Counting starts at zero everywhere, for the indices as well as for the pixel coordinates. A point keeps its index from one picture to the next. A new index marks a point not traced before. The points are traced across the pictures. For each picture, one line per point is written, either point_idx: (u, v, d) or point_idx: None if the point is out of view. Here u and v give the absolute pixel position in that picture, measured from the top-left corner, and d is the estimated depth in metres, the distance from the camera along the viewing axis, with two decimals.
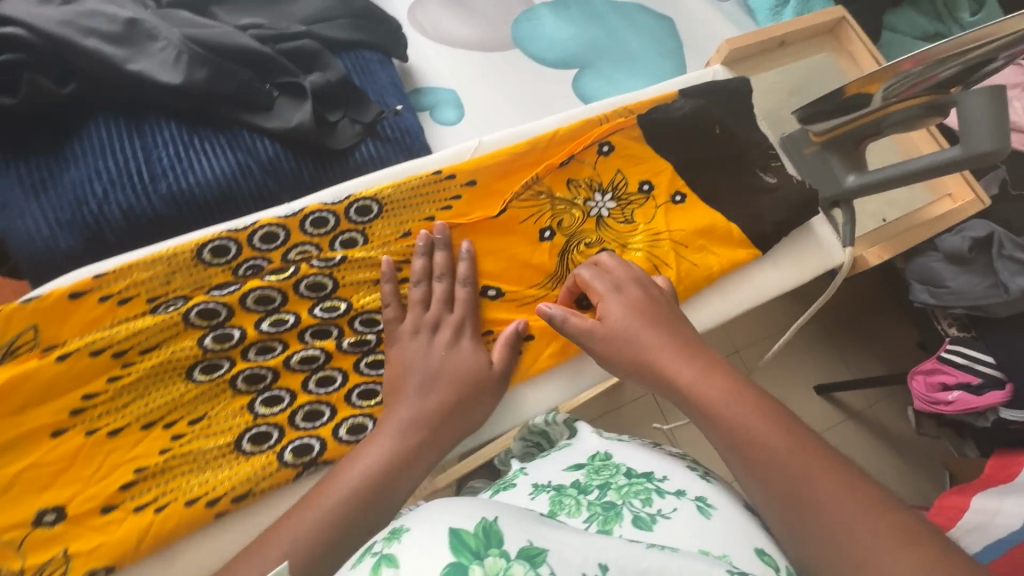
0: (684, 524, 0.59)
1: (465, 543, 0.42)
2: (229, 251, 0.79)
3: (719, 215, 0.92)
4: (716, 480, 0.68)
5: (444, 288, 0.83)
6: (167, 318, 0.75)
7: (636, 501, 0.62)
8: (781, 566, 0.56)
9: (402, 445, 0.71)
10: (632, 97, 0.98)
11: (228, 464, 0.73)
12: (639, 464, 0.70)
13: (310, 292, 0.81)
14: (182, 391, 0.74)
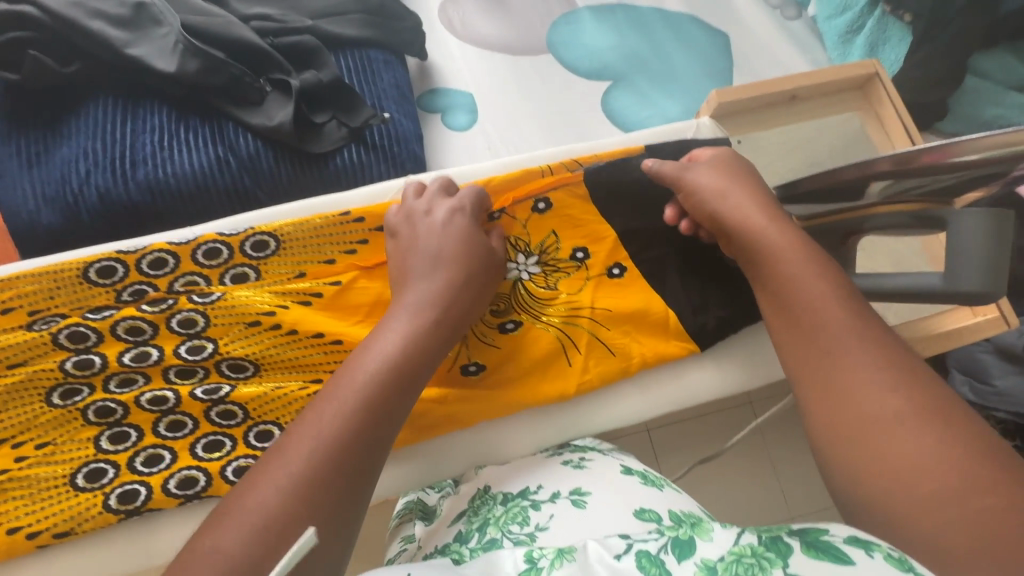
0: (567, 523, 0.55)
1: None
2: (115, 271, 0.68)
3: (655, 298, 0.80)
4: (593, 462, 0.68)
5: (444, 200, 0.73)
6: (34, 335, 0.65)
7: (514, 526, 0.57)
8: (663, 515, 0.54)
9: (394, 366, 0.58)
10: (583, 150, 0.85)
11: (59, 500, 0.63)
12: (513, 482, 0.66)
13: (179, 326, 0.68)
14: (32, 411, 0.64)
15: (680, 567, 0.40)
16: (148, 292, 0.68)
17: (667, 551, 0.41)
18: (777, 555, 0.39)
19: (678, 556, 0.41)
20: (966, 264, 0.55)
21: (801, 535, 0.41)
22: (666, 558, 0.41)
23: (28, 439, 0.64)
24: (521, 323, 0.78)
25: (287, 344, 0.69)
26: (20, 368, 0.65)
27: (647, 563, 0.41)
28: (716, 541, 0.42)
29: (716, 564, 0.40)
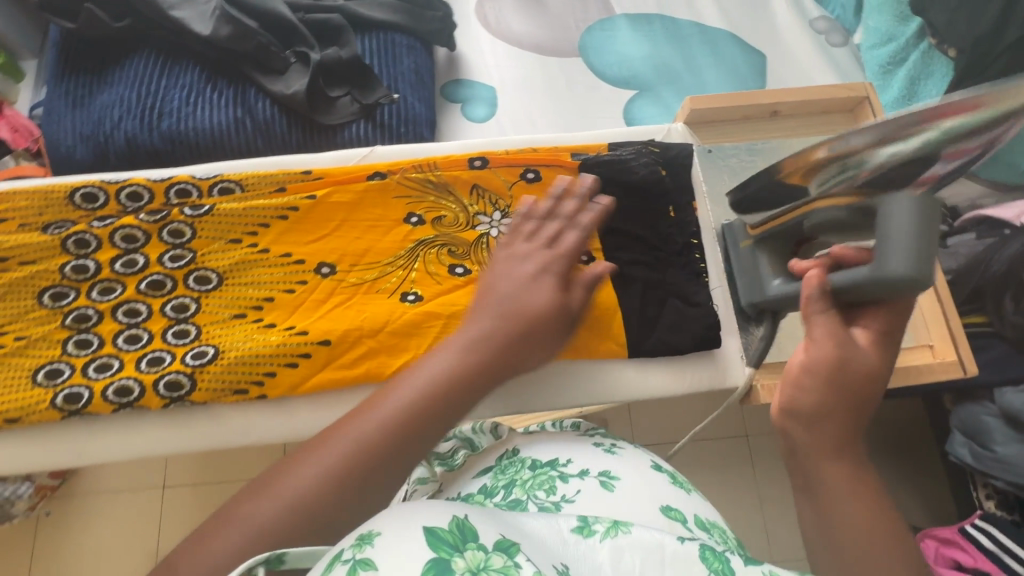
0: (596, 501, 0.53)
1: (441, 538, 0.33)
2: (98, 198, 0.63)
3: (610, 299, 0.63)
4: (625, 450, 0.62)
5: (563, 225, 0.58)
6: (47, 238, 0.61)
7: (541, 492, 0.55)
8: (688, 518, 0.53)
9: (496, 348, 0.48)
10: (556, 137, 0.69)
11: (14, 394, 0.57)
12: (543, 448, 0.62)
13: (168, 235, 0.62)
14: (16, 308, 0.60)
15: (744, 570, 0.40)
16: (148, 199, 0.63)
17: (734, 553, 0.41)
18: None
19: (745, 560, 0.41)
20: (893, 248, 0.49)
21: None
22: (729, 558, 0.41)
23: (12, 331, 0.59)
24: (472, 272, 0.63)
25: (254, 263, 0.62)
26: (19, 265, 0.61)
27: (710, 557, 0.40)
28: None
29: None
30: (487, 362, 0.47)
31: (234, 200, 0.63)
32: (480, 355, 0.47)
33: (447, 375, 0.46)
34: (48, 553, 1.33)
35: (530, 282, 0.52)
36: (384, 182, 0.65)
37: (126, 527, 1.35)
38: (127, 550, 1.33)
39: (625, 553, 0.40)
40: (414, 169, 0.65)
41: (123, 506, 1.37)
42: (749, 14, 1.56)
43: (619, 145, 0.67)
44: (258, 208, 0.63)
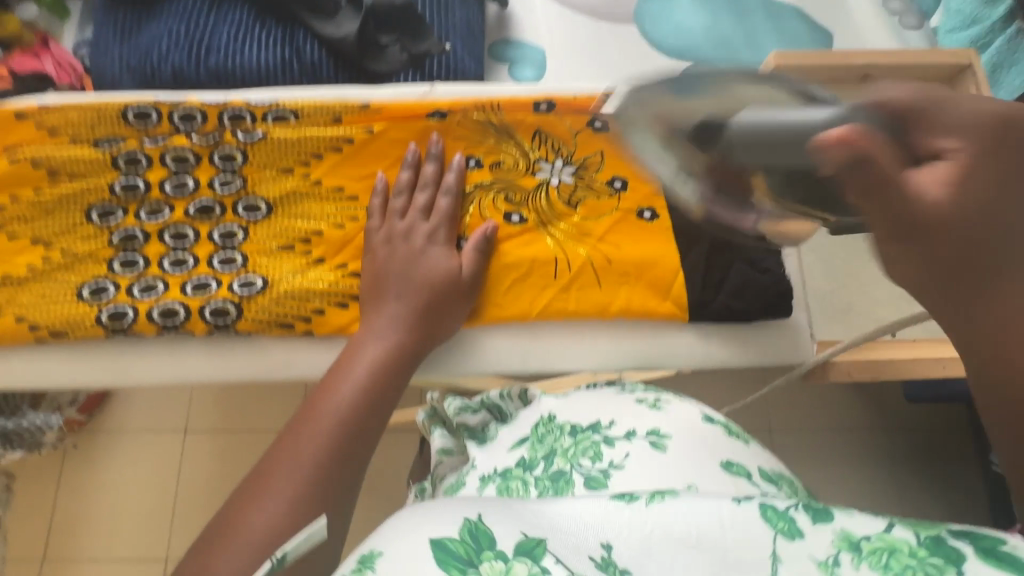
0: (648, 467, 0.49)
1: (452, 554, 0.29)
2: (150, 117, 0.61)
3: (674, 260, 0.60)
4: (671, 404, 0.57)
5: (433, 196, 0.60)
6: (97, 154, 0.60)
7: (585, 460, 0.51)
8: (750, 474, 0.51)
9: (415, 326, 0.54)
10: (628, 86, 0.65)
11: (59, 308, 0.55)
12: (580, 409, 0.56)
13: (219, 160, 0.60)
14: (65, 222, 0.59)
15: (814, 531, 0.32)
16: (199, 121, 0.61)
17: (800, 509, 0.33)
18: (946, 561, 0.29)
19: (814, 518, 0.32)
20: None
21: (969, 537, 0.30)
22: (797, 517, 0.32)
23: (59, 245, 0.58)
24: (530, 222, 0.60)
25: (305, 195, 0.60)
26: (68, 179, 0.60)
27: (773, 517, 0.33)
28: (860, 515, 0.32)
29: (861, 541, 0.31)
30: (410, 342, 0.54)
31: (288, 128, 0.61)
32: (406, 335, 0.54)
33: (380, 358, 0.51)
34: (74, 485, 1.36)
35: (422, 259, 0.57)
36: (444, 121, 0.62)
37: (149, 466, 1.38)
38: (149, 489, 1.36)
39: (677, 524, 0.33)
40: (476, 109, 0.62)
41: (146, 446, 1.39)
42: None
43: None
44: (313, 139, 0.61)
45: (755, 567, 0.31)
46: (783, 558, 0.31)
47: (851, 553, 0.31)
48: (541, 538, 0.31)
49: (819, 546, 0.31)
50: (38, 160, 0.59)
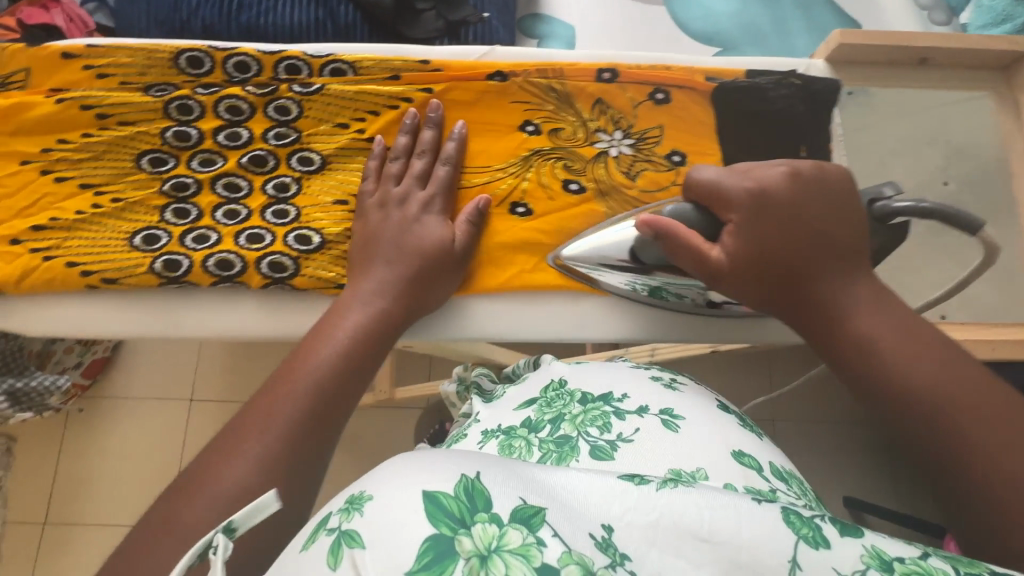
0: (663, 448, 0.46)
1: (444, 509, 0.26)
2: (203, 64, 0.59)
3: None
4: (686, 386, 0.56)
5: (431, 164, 0.59)
6: (149, 99, 0.58)
7: (593, 430, 0.49)
8: (761, 466, 0.48)
9: (400, 293, 0.53)
10: (690, 57, 0.63)
11: (111, 254, 0.54)
12: (594, 378, 0.55)
13: (272, 111, 0.59)
14: (116, 167, 0.57)
15: (841, 544, 0.27)
16: (255, 71, 0.59)
17: (827, 518, 0.28)
18: None
19: (842, 530, 0.28)
20: None
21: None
22: (823, 525, 0.28)
23: (109, 191, 0.57)
24: (588, 191, 0.59)
25: (361, 153, 0.59)
26: (118, 124, 0.58)
27: (796, 521, 0.28)
28: (891, 537, 0.28)
29: (896, 560, 0.27)
30: (395, 310, 0.53)
31: (346, 82, 0.60)
32: (391, 302, 0.53)
33: (359, 326, 0.51)
34: (79, 448, 1.39)
35: (415, 227, 0.56)
36: (505, 84, 0.60)
37: (152, 433, 1.41)
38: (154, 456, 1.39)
39: (685, 509, 0.29)
40: (537, 74, 0.61)
41: (151, 414, 1.42)
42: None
43: (758, 73, 0.62)
44: (370, 96, 0.59)
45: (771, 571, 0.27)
46: (803, 566, 0.27)
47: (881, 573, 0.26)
48: (539, 508, 0.27)
49: (846, 560, 0.27)
50: (87, 103, 0.58)
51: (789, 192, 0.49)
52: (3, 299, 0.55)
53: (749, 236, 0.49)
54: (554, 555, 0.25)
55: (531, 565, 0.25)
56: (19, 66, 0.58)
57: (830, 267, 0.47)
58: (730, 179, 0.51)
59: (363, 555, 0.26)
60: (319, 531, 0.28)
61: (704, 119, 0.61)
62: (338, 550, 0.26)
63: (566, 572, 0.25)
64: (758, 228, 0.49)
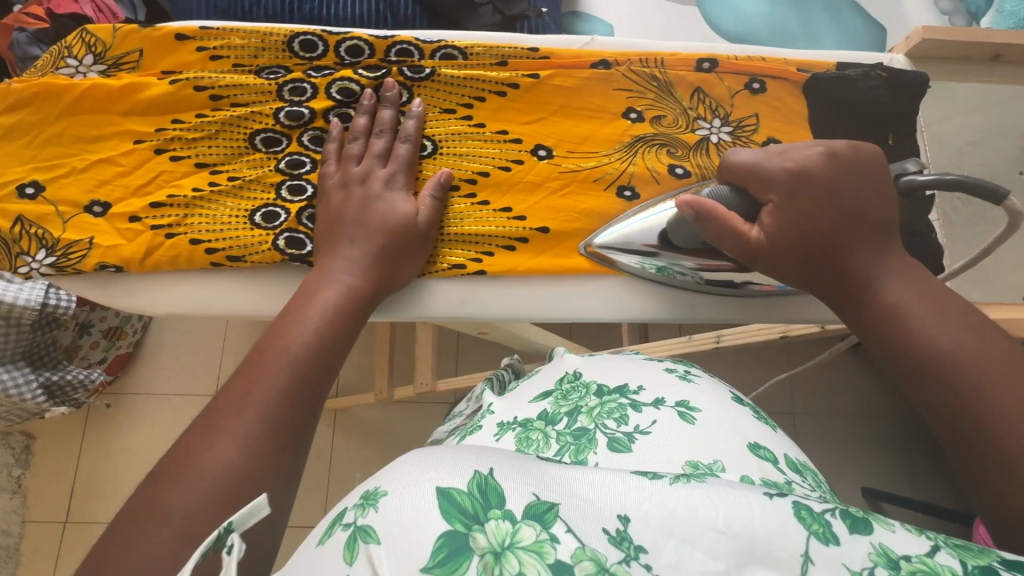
0: (676, 437, 0.46)
1: (457, 505, 0.27)
2: (316, 48, 0.60)
3: None
4: (702, 379, 0.54)
5: (391, 142, 0.58)
6: (262, 80, 0.58)
7: (610, 423, 0.48)
8: (779, 459, 0.47)
9: (370, 271, 0.53)
10: (778, 50, 0.66)
11: (232, 232, 0.55)
12: (607, 371, 0.54)
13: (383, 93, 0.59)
14: (230, 145, 0.57)
15: (851, 540, 0.26)
16: (367, 55, 0.60)
17: (837, 514, 0.27)
18: None
19: (851, 527, 0.26)
20: None
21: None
22: (833, 522, 0.27)
23: (224, 170, 0.57)
24: (691, 176, 0.61)
25: (470, 135, 0.60)
26: (231, 105, 0.58)
27: (807, 517, 0.27)
28: (902, 530, 0.27)
29: (902, 559, 0.25)
30: (367, 287, 0.52)
31: (456, 67, 0.61)
32: (361, 279, 0.52)
33: (335, 302, 0.50)
34: (103, 442, 1.37)
35: (376, 203, 0.55)
36: (609, 72, 0.62)
37: (175, 430, 1.39)
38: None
39: (698, 505, 0.28)
40: (641, 63, 0.63)
41: (174, 410, 1.40)
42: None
43: (847, 65, 0.65)
44: (480, 81, 0.61)
45: (784, 565, 0.26)
46: (815, 560, 0.25)
47: (889, 571, 0.25)
48: (553, 504, 0.27)
49: (855, 557, 0.25)
50: (201, 83, 0.58)
51: (828, 171, 0.51)
52: (123, 276, 0.55)
53: (792, 216, 0.50)
54: (567, 552, 0.25)
55: (545, 561, 0.25)
56: (133, 45, 0.59)
57: (867, 246, 0.48)
58: (770, 162, 0.52)
59: (379, 550, 0.26)
60: (335, 526, 0.29)
61: (797, 109, 0.64)
62: (354, 544, 0.27)
63: (580, 569, 0.25)
64: (801, 207, 0.50)
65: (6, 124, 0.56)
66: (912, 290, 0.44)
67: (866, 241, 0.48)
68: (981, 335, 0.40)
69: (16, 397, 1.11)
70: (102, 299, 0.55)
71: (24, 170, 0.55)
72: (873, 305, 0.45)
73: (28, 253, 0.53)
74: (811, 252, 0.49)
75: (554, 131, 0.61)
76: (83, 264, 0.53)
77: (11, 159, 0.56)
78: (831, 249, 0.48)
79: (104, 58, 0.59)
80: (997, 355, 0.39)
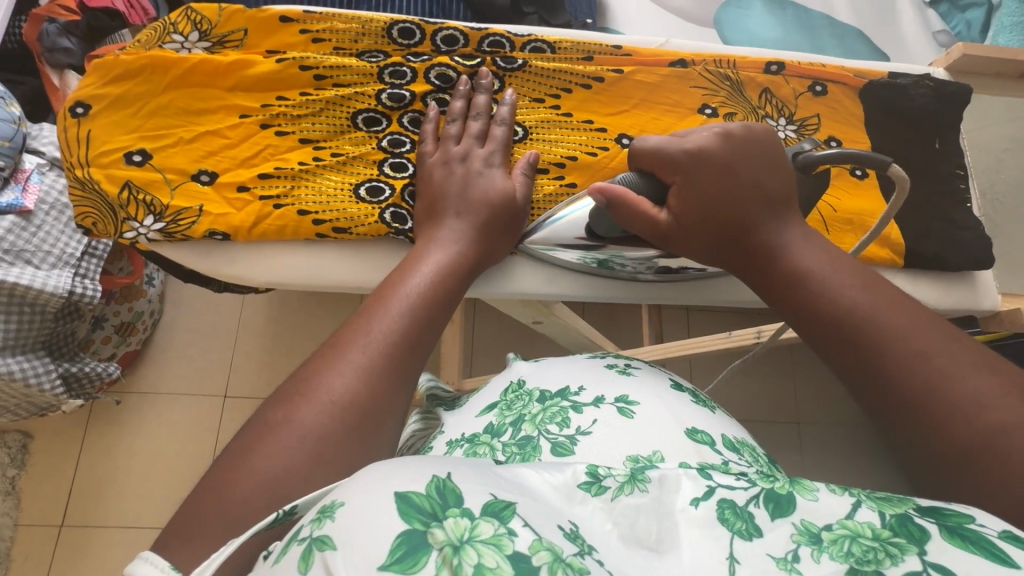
0: (619, 437, 0.45)
1: (417, 507, 0.26)
2: (414, 36, 0.63)
3: (884, 213, 0.66)
4: (641, 369, 0.54)
5: (487, 124, 0.60)
6: (364, 64, 0.61)
7: (553, 427, 0.47)
8: (718, 441, 0.46)
9: (475, 241, 0.55)
10: (834, 60, 0.71)
11: (339, 204, 0.56)
12: (552, 375, 0.53)
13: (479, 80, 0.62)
14: (334, 124, 0.59)
15: (772, 528, 0.29)
16: (461, 44, 0.64)
17: (758, 504, 0.30)
18: (909, 540, 0.27)
19: (773, 513, 0.30)
20: None
21: (937, 515, 0.28)
22: (756, 513, 0.30)
23: (328, 147, 0.59)
24: None
25: (559, 124, 0.64)
26: (334, 85, 0.60)
27: (731, 516, 0.30)
28: (823, 497, 0.30)
29: (822, 530, 0.29)
30: (472, 255, 0.54)
31: (546, 60, 0.64)
32: (466, 248, 0.54)
33: (443, 266, 0.52)
34: (111, 439, 1.32)
35: (478, 179, 0.57)
36: (686, 70, 0.67)
37: (184, 430, 1.34)
38: (188, 452, 1.32)
39: (641, 517, 0.31)
40: (715, 64, 0.67)
41: (183, 409, 1.35)
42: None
43: (898, 75, 0.70)
44: (568, 73, 0.64)
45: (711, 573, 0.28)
46: (741, 559, 0.28)
47: (811, 547, 0.28)
48: (508, 504, 0.28)
49: (778, 543, 0.29)
50: (306, 63, 0.60)
51: (723, 150, 0.52)
52: (227, 245, 0.56)
53: (693, 196, 0.51)
54: (525, 544, 0.25)
55: (503, 553, 0.25)
56: (238, 25, 0.61)
57: (770, 215, 0.50)
58: (669, 146, 0.53)
59: (335, 555, 0.25)
60: (291, 543, 0.28)
61: (854, 111, 0.69)
62: (309, 554, 0.26)
63: (537, 560, 0.25)
64: (701, 188, 0.51)
65: (113, 94, 0.57)
66: (820, 260, 0.47)
67: (773, 225, 0.50)
68: (889, 302, 0.42)
69: (32, 386, 1.09)
70: (205, 266, 0.56)
71: (130, 139, 0.56)
72: (788, 287, 0.47)
73: (136, 219, 0.54)
74: (720, 235, 0.51)
75: (637, 122, 0.65)
76: (191, 231, 0.54)
77: (116, 128, 0.57)
78: (743, 229, 0.50)
79: (210, 38, 0.61)
80: (889, 305, 0.42)
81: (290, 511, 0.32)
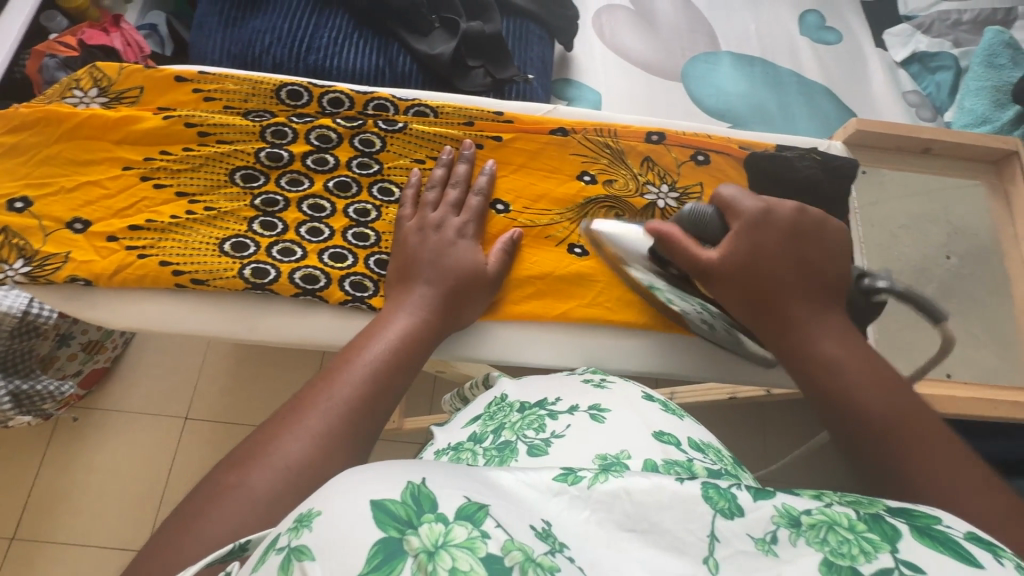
0: (589, 438, 0.44)
1: (393, 516, 0.26)
2: (301, 97, 0.66)
3: None
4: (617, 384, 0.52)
5: (422, 192, 0.63)
6: (248, 124, 0.64)
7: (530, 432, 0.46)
8: (684, 441, 0.45)
9: (414, 306, 0.56)
10: (723, 132, 0.73)
11: (202, 258, 0.59)
12: (534, 390, 0.53)
13: (358, 143, 0.65)
14: (212, 179, 0.62)
15: (755, 508, 0.30)
16: (346, 107, 0.67)
17: (741, 486, 0.31)
18: (882, 537, 0.28)
19: (755, 495, 0.31)
20: None
21: (909, 515, 0.29)
22: (738, 495, 0.31)
23: (202, 201, 0.61)
24: None
25: None
26: (216, 143, 0.63)
27: (714, 495, 0.31)
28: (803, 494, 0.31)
29: (802, 513, 0.30)
30: (417, 322, 0.55)
31: (426, 123, 0.67)
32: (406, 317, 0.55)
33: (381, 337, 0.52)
34: None
35: (451, 250, 0.59)
36: (566, 138, 0.69)
37: (145, 452, 1.23)
38: None
39: (620, 503, 0.31)
40: (596, 133, 0.70)
41: None
42: (846, 50, 1.30)
43: (787, 148, 0.71)
44: (448, 137, 0.67)
45: (690, 549, 0.29)
46: (721, 538, 0.29)
47: (790, 529, 0.29)
48: (483, 504, 0.27)
49: (757, 524, 0.30)
50: (191, 121, 0.63)
51: (793, 216, 0.55)
52: (91, 290, 0.59)
53: (750, 242, 0.54)
54: (498, 545, 0.25)
55: (477, 556, 0.25)
56: (135, 83, 0.65)
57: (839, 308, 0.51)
58: (746, 199, 0.55)
59: (313, 566, 0.25)
60: (269, 552, 0.27)
61: (738, 181, 0.69)
62: (287, 564, 0.25)
63: (511, 559, 0.25)
64: (760, 237, 0.54)
65: (7, 143, 0.61)
66: (843, 347, 0.49)
67: (806, 300, 0.52)
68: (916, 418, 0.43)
69: None
70: (69, 309, 0.58)
71: (16, 186, 0.60)
72: (821, 373, 0.48)
73: (6, 261, 0.57)
74: (757, 284, 0.53)
75: (519, 184, 0.67)
76: (55, 276, 0.57)
77: (5, 175, 0.60)
78: (776, 297, 0.52)
79: (111, 96, 0.65)
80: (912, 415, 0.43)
81: (244, 545, 0.33)
